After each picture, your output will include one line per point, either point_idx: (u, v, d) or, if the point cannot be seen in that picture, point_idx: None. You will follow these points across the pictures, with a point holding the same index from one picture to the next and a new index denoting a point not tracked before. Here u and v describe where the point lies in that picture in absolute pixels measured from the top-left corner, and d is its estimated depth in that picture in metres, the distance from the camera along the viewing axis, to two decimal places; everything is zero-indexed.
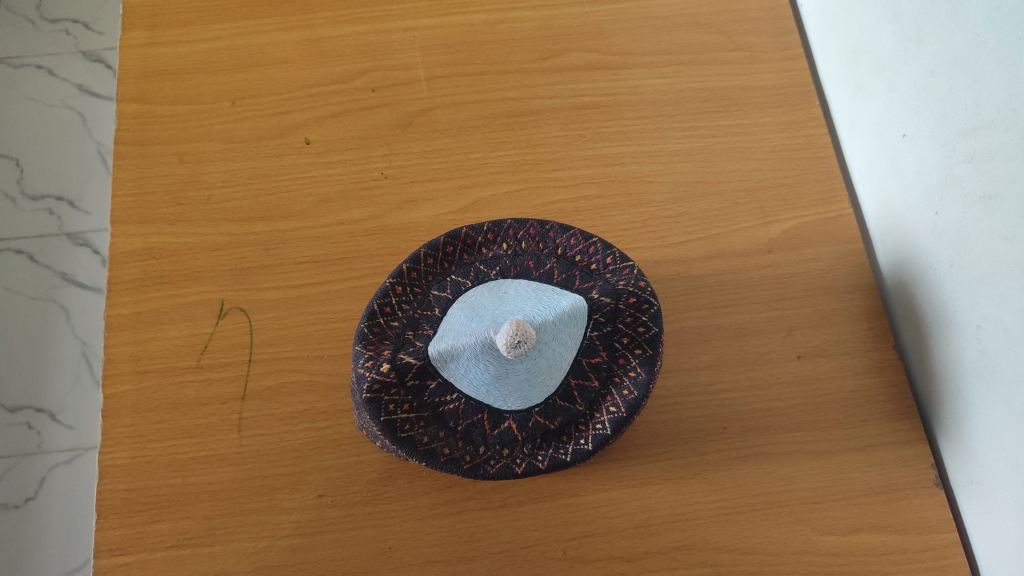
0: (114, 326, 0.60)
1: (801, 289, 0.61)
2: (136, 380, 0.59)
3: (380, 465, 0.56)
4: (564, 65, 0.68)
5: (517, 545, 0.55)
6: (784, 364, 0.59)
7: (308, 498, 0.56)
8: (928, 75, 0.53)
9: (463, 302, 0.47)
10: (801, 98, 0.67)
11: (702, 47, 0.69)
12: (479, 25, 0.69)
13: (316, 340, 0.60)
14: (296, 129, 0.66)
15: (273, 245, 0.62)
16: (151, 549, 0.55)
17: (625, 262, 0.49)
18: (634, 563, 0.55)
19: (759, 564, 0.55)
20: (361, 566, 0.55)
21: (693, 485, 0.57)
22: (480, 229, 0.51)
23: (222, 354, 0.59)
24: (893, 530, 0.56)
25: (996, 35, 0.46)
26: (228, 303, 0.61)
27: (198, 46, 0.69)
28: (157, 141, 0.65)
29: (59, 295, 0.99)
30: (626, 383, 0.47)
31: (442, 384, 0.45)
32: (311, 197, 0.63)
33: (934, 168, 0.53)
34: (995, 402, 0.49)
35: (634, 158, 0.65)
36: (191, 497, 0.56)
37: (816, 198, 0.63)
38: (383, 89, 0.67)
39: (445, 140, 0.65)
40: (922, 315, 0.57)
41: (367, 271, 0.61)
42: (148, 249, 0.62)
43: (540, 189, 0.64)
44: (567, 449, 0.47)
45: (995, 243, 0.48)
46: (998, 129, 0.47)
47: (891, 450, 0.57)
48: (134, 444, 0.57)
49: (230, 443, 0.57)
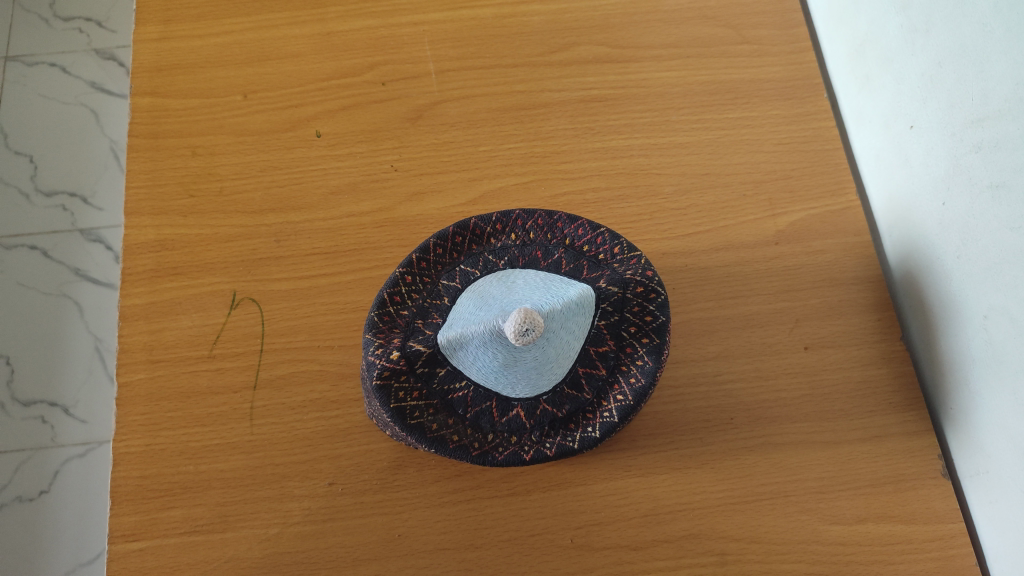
0: (129, 316, 0.61)
1: (808, 281, 0.61)
2: (149, 369, 0.60)
3: (390, 454, 0.57)
4: (573, 59, 0.69)
5: (525, 533, 0.56)
6: (791, 355, 0.59)
7: (319, 486, 0.57)
8: (935, 66, 0.53)
9: (472, 291, 0.48)
10: (809, 91, 0.67)
11: (710, 40, 0.69)
12: (488, 19, 0.70)
13: (326, 331, 0.60)
14: (306, 122, 0.66)
15: (284, 236, 0.63)
16: (164, 535, 0.56)
17: (633, 252, 0.50)
18: (640, 552, 0.55)
19: (765, 553, 0.55)
20: (371, 553, 0.55)
21: (700, 474, 0.57)
22: (488, 220, 0.51)
23: (234, 344, 0.60)
24: (900, 520, 0.56)
25: (1003, 24, 0.47)
26: (240, 294, 0.61)
27: (210, 40, 0.69)
28: (170, 134, 0.66)
29: (72, 291, 1.00)
30: (633, 372, 0.47)
31: (451, 371, 0.46)
32: (321, 189, 0.64)
33: (941, 159, 0.53)
34: (1002, 392, 0.49)
35: (642, 151, 0.65)
36: (203, 484, 0.57)
37: (824, 190, 0.64)
38: (393, 83, 0.68)
39: (454, 133, 0.66)
40: (930, 306, 0.57)
41: (377, 261, 0.62)
42: (161, 240, 0.63)
43: (549, 181, 0.64)
44: (574, 437, 0.47)
45: (1002, 233, 0.48)
46: (1005, 119, 0.47)
47: (898, 441, 0.57)
48: (147, 432, 0.58)
49: (241, 431, 0.58)
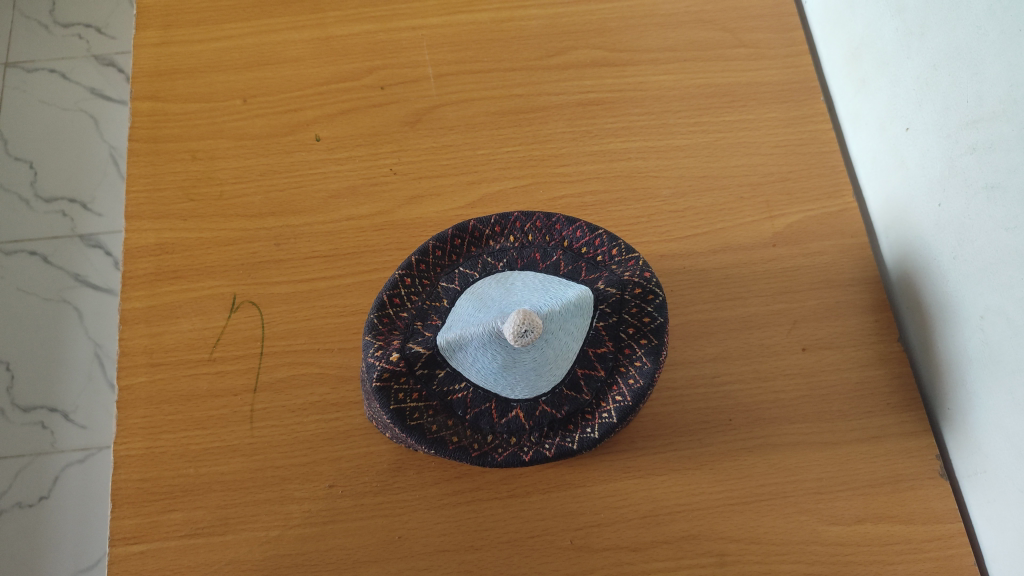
0: (129, 319, 0.61)
1: (806, 283, 0.62)
2: (150, 372, 0.60)
3: (390, 456, 0.57)
4: (570, 63, 0.69)
5: (525, 534, 0.56)
6: (789, 356, 0.60)
7: (319, 488, 0.57)
8: (930, 68, 0.53)
9: (471, 293, 0.48)
10: (806, 94, 0.68)
11: (707, 44, 0.70)
12: (487, 24, 0.70)
13: (326, 333, 0.61)
14: (306, 126, 0.67)
15: (284, 239, 0.63)
16: (165, 538, 0.56)
17: (631, 254, 0.50)
18: (640, 553, 0.56)
19: (764, 553, 0.56)
20: (371, 554, 0.56)
21: (699, 475, 0.57)
22: (487, 222, 0.52)
23: (234, 347, 0.60)
24: (899, 520, 0.56)
25: (997, 26, 0.47)
26: (240, 297, 0.62)
27: (210, 45, 0.70)
28: (170, 139, 0.66)
29: (72, 296, 1.01)
30: (632, 373, 0.48)
31: (450, 373, 0.46)
32: (321, 193, 0.64)
33: (937, 160, 0.54)
34: (999, 392, 0.50)
35: (640, 154, 0.65)
36: (204, 487, 0.57)
37: (821, 192, 0.64)
38: (392, 87, 0.68)
39: (453, 137, 0.66)
40: (927, 307, 0.57)
41: (377, 265, 0.62)
42: (161, 244, 0.63)
43: (548, 184, 0.65)
44: (574, 438, 0.48)
45: (997, 233, 0.48)
46: (1000, 121, 0.47)
47: (896, 441, 0.58)
48: (148, 435, 0.58)
49: (242, 434, 0.58)
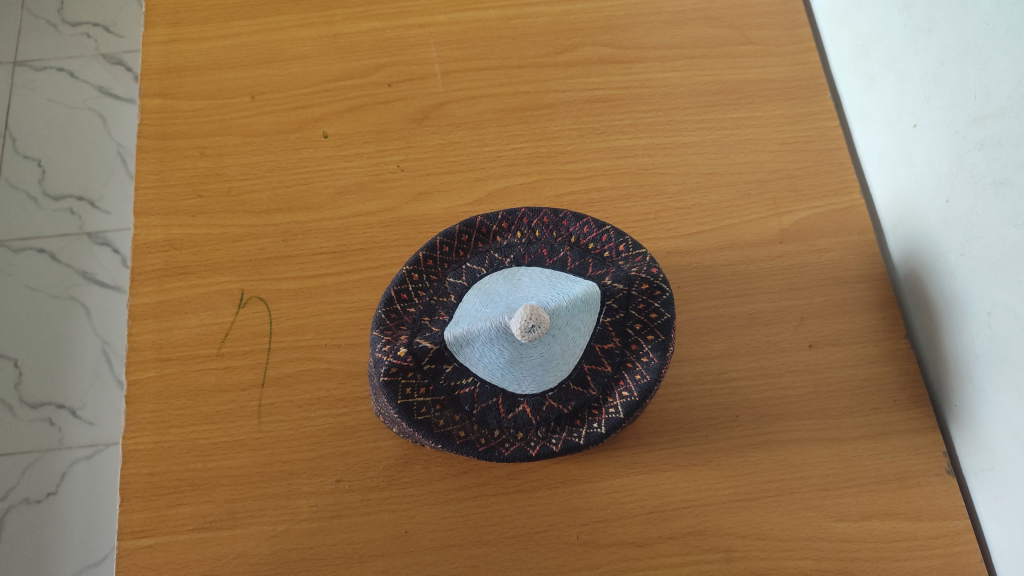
0: (138, 315, 0.62)
1: (813, 279, 0.62)
2: (159, 367, 0.60)
3: (397, 451, 0.58)
4: (577, 59, 0.69)
5: (531, 529, 0.56)
6: (795, 353, 0.60)
7: (326, 483, 0.57)
8: (938, 64, 0.53)
9: (478, 288, 0.48)
10: (814, 91, 0.68)
11: (714, 41, 0.70)
12: (494, 21, 0.70)
13: (333, 329, 0.61)
14: (313, 123, 0.67)
15: (291, 236, 0.63)
16: (173, 532, 0.57)
17: (638, 250, 0.50)
18: (646, 548, 0.56)
19: (770, 549, 0.56)
20: (378, 549, 0.56)
21: (705, 471, 0.57)
22: (495, 218, 0.52)
23: (242, 343, 0.61)
24: (905, 517, 0.56)
25: (1006, 22, 0.47)
26: (248, 293, 0.62)
27: (219, 43, 0.70)
28: (179, 136, 0.67)
29: (80, 293, 1.01)
30: (638, 368, 0.48)
31: (458, 367, 0.46)
32: (328, 190, 0.65)
33: (945, 158, 0.54)
34: (1007, 389, 0.50)
35: (647, 151, 0.65)
36: (212, 481, 0.57)
37: (827, 189, 0.64)
38: (399, 84, 0.68)
39: (460, 133, 0.66)
40: (935, 304, 0.57)
41: (384, 261, 0.62)
42: (170, 240, 0.64)
43: (555, 181, 0.65)
44: (581, 433, 0.48)
45: (1005, 230, 0.48)
46: (1008, 116, 0.47)
47: (903, 438, 0.58)
48: (156, 429, 0.59)
49: (250, 428, 0.59)
